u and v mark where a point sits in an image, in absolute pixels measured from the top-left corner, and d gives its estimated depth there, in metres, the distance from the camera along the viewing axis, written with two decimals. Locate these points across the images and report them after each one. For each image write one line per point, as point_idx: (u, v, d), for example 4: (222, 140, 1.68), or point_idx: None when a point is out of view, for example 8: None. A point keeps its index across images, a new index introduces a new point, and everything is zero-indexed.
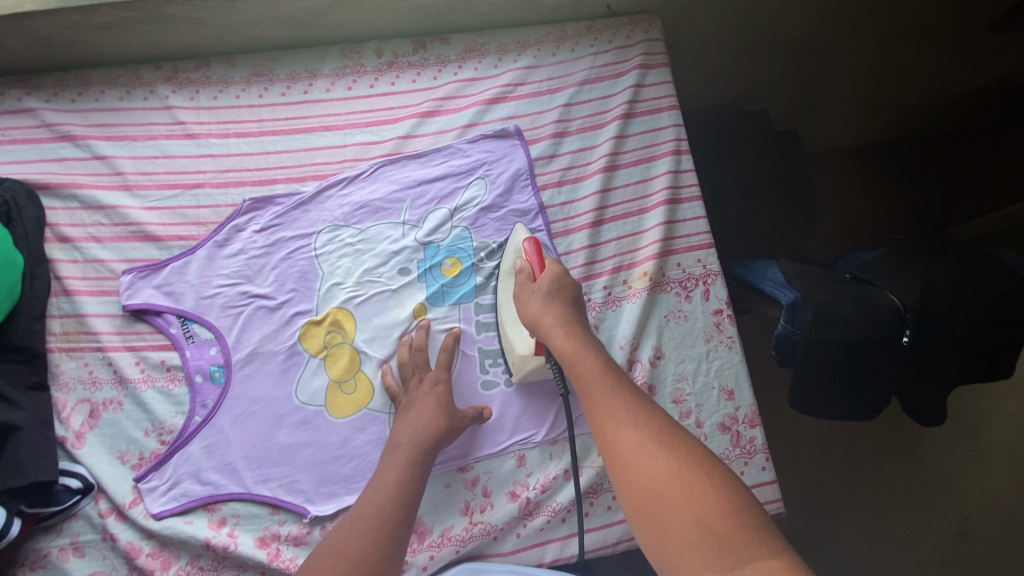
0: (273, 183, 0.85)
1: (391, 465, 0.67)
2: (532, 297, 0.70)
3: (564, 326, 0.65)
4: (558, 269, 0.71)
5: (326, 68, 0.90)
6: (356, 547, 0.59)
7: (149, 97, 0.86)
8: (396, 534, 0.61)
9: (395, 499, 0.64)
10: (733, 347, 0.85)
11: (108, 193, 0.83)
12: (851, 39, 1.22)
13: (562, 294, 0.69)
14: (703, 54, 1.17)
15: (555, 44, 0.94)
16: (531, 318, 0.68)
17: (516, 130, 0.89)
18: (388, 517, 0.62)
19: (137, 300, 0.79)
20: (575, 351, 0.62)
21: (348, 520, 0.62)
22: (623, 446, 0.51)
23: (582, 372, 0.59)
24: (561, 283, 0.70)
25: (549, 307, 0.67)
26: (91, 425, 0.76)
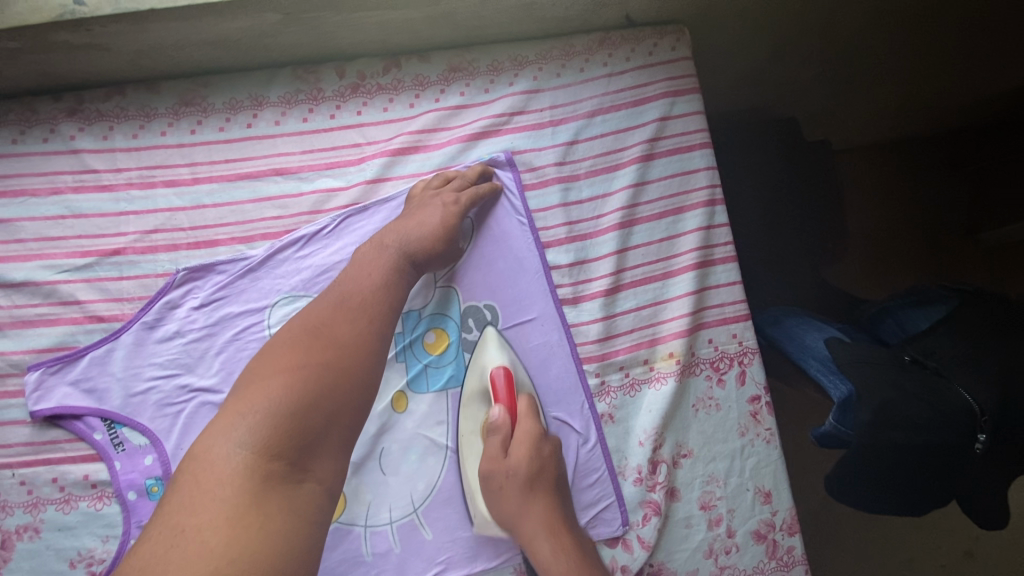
0: (214, 245, 0.69)
1: (352, 277, 0.62)
2: (504, 488, 0.64)
3: (545, 530, 0.62)
4: (533, 442, 0.65)
5: (274, 95, 0.71)
6: (308, 353, 0.54)
7: (49, 138, 0.68)
8: (358, 352, 0.57)
9: (357, 317, 0.59)
10: (772, 442, 0.72)
11: (6, 267, 0.65)
12: (891, 36, 0.96)
13: (542, 482, 0.64)
14: (727, 62, 0.95)
15: (561, 62, 0.76)
16: (505, 515, 0.64)
17: (507, 158, 0.74)
18: (349, 333, 0.57)
19: (50, 405, 0.64)
20: (565, 571, 0.60)
21: (294, 334, 0.57)
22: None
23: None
24: (535, 466, 0.64)
25: (529, 504, 0.63)
26: (4, 559, 0.62)
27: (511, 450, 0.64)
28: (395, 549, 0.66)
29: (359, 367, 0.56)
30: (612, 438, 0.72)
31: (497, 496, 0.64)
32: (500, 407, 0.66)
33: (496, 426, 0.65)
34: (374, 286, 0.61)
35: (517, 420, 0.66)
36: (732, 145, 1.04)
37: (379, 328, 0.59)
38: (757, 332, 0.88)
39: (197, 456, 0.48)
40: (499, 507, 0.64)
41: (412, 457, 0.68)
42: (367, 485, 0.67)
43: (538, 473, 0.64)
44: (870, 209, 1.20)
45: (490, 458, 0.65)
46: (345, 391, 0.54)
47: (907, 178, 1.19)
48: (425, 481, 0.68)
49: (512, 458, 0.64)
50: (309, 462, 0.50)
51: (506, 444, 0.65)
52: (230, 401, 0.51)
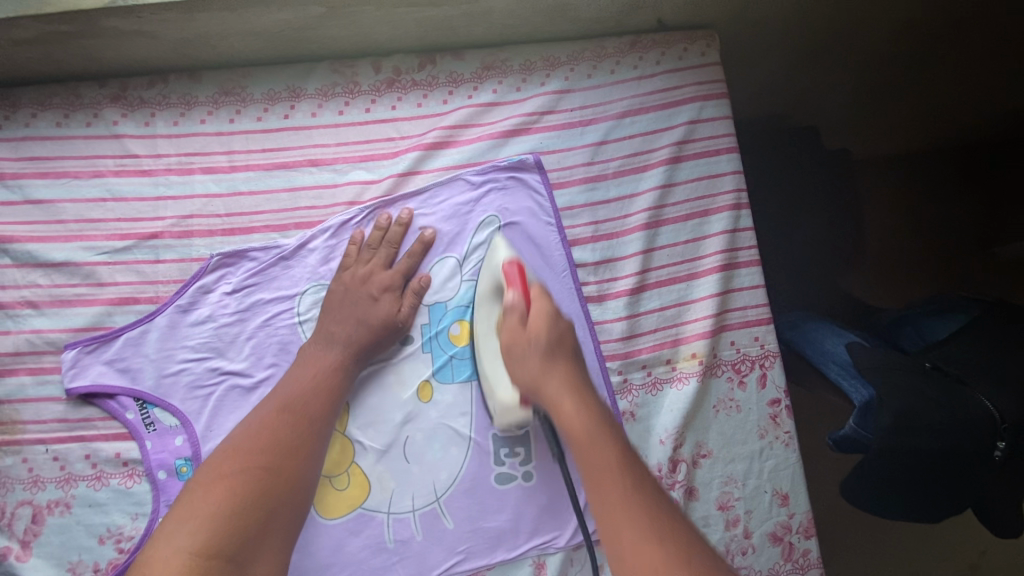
0: (248, 231, 0.70)
1: (298, 368, 0.64)
2: (527, 355, 0.60)
3: (570, 391, 0.58)
4: (550, 318, 0.60)
5: (312, 87, 0.73)
6: (249, 460, 0.57)
7: (93, 123, 0.69)
8: (299, 453, 0.59)
9: (297, 413, 0.61)
10: (791, 446, 0.73)
11: (46, 247, 0.67)
12: (914, 49, 0.97)
13: (562, 350, 0.60)
14: (752, 69, 0.96)
15: (592, 63, 0.77)
16: (528, 380, 0.60)
17: (536, 161, 0.74)
18: (290, 434, 0.59)
19: (84, 382, 0.65)
20: (588, 434, 0.55)
21: (240, 435, 0.60)
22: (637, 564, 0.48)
23: (593, 462, 0.54)
24: (555, 334, 0.60)
25: (552, 363, 0.59)
26: (35, 533, 0.63)
27: (529, 323, 0.60)
28: (417, 536, 0.67)
29: (299, 475, 0.58)
30: (634, 436, 0.72)
31: (518, 360, 0.60)
32: (518, 292, 0.62)
33: (513, 306, 0.61)
34: (315, 377, 0.64)
35: (534, 300, 0.62)
36: (755, 154, 1.06)
37: (316, 426, 0.61)
38: (778, 337, 0.88)
39: (149, 559, 0.50)
40: (518, 377, 0.61)
41: (436, 446, 0.69)
42: (391, 472, 0.68)
43: (559, 338, 0.60)
44: (889, 219, 1.20)
45: (512, 332, 0.61)
46: (282, 491, 0.56)
47: (927, 190, 1.19)
48: (448, 471, 0.69)
49: (531, 327, 0.60)
50: (247, 560, 0.52)
51: (523, 320, 0.61)
52: (178, 511, 0.54)
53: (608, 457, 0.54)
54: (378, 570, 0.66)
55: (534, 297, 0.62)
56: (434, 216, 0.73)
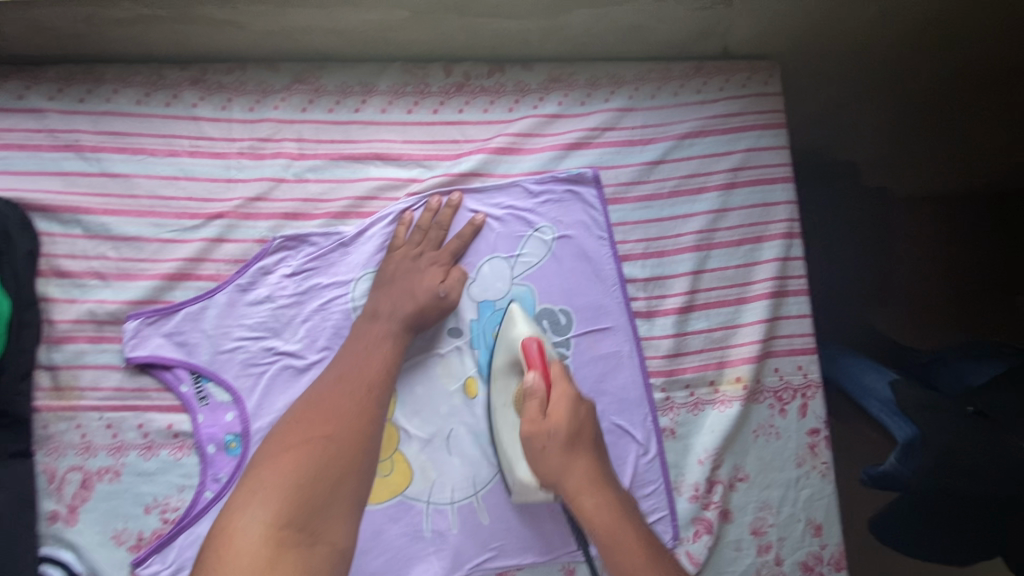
0: (311, 218, 0.71)
1: (359, 352, 0.65)
2: (547, 450, 0.59)
3: (590, 486, 0.59)
4: (572, 403, 0.60)
5: (384, 85, 0.74)
6: (316, 434, 0.57)
7: (171, 103, 0.70)
8: (360, 423, 0.60)
9: (358, 391, 0.62)
10: (828, 476, 0.73)
11: (119, 220, 0.68)
12: (964, 91, 0.97)
13: (583, 442, 0.60)
14: (806, 102, 0.97)
15: (656, 84, 0.78)
16: (549, 472, 0.60)
17: (594, 175, 0.75)
18: (352, 412, 0.60)
19: (144, 352, 0.66)
20: (604, 519, 0.58)
21: (303, 412, 0.60)
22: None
23: (622, 546, 0.56)
24: (575, 424, 0.59)
25: (571, 461, 0.59)
26: (84, 498, 0.65)
27: (551, 411, 0.60)
28: (452, 529, 0.69)
29: (362, 446, 0.59)
30: (672, 453, 0.73)
31: (539, 455, 0.60)
32: (537, 375, 0.61)
33: (531, 391, 0.61)
34: (374, 358, 0.64)
35: (552, 384, 0.62)
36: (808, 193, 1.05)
37: (377, 404, 0.62)
38: (824, 366, 0.87)
39: (221, 530, 0.50)
40: (539, 468, 0.61)
41: (477, 442, 0.70)
42: (434, 463, 0.70)
43: (579, 431, 0.60)
44: (946, 267, 1.13)
45: (531, 424, 0.60)
46: (346, 464, 0.57)
47: (986, 238, 1.13)
48: (488, 467, 0.70)
49: (552, 417, 0.59)
50: (319, 527, 0.53)
51: (544, 409, 0.60)
52: (252, 479, 0.54)
53: (632, 545, 0.56)
54: (412, 559, 0.68)
55: (555, 380, 0.62)
56: (491, 219, 0.74)
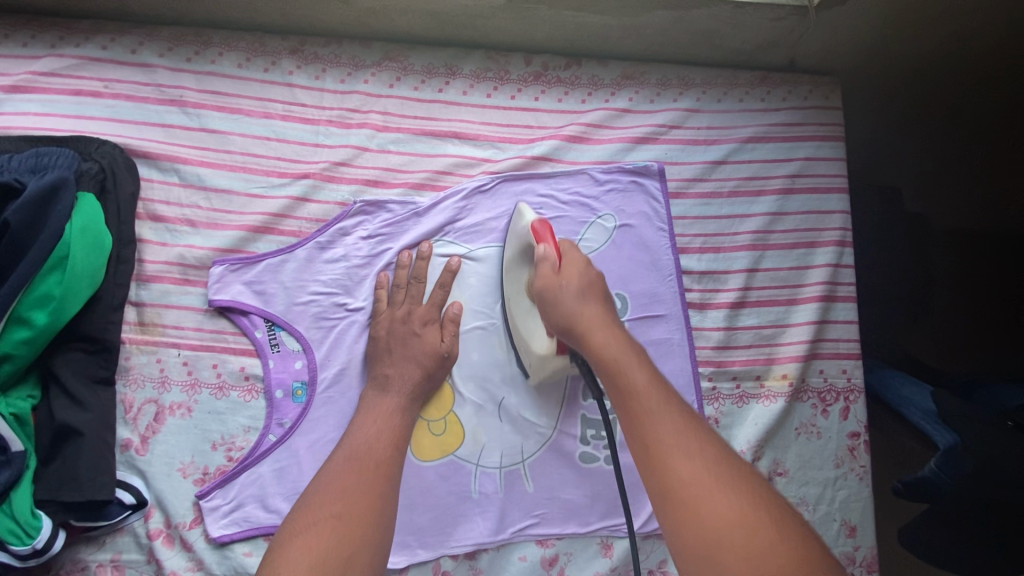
0: (390, 187, 0.76)
1: (373, 428, 0.62)
2: (562, 289, 0.59)
3: (603, 324, 0.57)
4: (584, 265, 0.61)
5: (467, 69, 0.79)
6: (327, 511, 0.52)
7: (270, 70, 0.75)
8: (371, 495, 0.55)
9: (369, 464, 0.57)
10: (864, 479, 0.76)
11: (213, 173, 0.73)
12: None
13: (593, 292, 0.59)
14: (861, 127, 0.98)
15: (722, 89, 0.82)
16: (561, 318, 0.58)
17: (659, 169, 0.78)
18: (364, 486, 0.55)
19: (226, 296, 0.70)
20: (619, 356, 0.54)
21: (314, 496, 0.54)
22: (692, 475, 0.45)
23: (631, 385, 0.52)
24: (586, 278, 0.60)
25: (583, 303, 0.58)
26: (155, 430, 0.68)
27: (563, 270, 0.60)
28: (499, 493, 0.72)
29: (375, 514, 0.53)
30: None
31: (551, 300, 0.59)
32: (548, 245, 0.62)
33: (542, 259, 0.61)
34: (382, 432, 0.61)
35: (563, 253, 0.63)
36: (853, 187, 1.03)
37: (388, 473, 0.57)
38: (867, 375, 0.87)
39: None
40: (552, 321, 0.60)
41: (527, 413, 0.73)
42: (484, 427, 0.73)
43: (591, 284, 0.60)
44: None
45: (545, 279, 0.60)
46: (361, 538, 0.51)
47: None
48: (536, 435, 0.73)
49: (566, 273, 0.60)
50: None
51: (557, 269, 0.61)
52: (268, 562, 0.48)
53: (642, 388, 0.51)
54: (458, 518, 0.71)
55: (565, 252, 0.62)
56: (557, 203, 0.78)
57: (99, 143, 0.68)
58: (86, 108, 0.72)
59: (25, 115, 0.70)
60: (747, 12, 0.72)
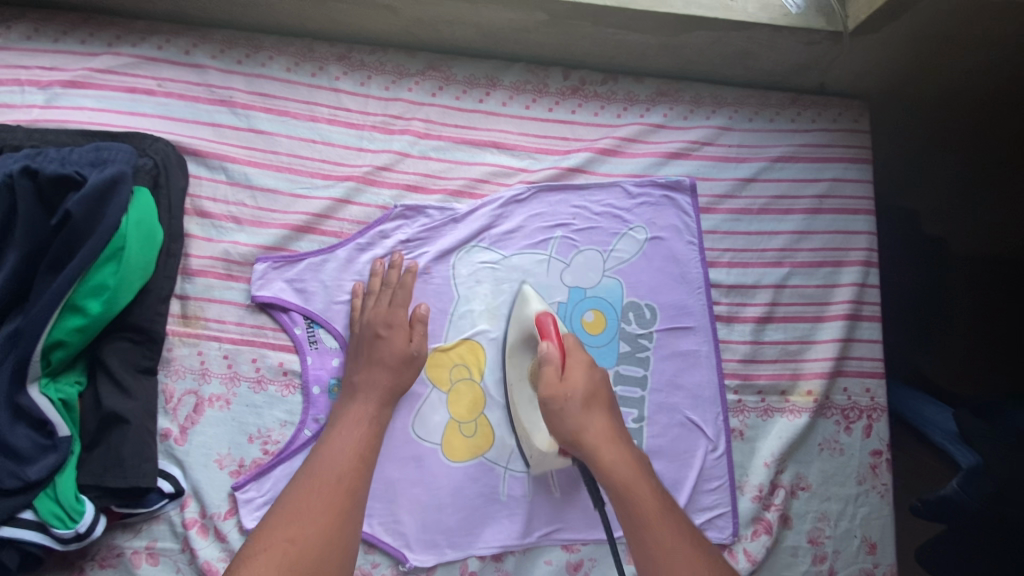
0: (429, 192, 0.78)
1: (345, 443, 0.62)
2: (559, 408, 0.61)
3: (607, 440, 0.60)
4: (587, 368, 0.64)
5: (507, 80, 0.81)
6: (285, 532, 0.54)
7: (318, 75, 0.78)
8: (330, 515, 0.56)
9: (329, 485, 0.58)
10: (885, 497, 0.77)
11: (259, 172, 0.75)
12: None
13: (597, 400, 0.62)
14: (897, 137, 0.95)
15: (754, 109, 0.84)
16: (568, 428, 0.61)
17: (691, 184, 0.80)
18: (326, 506, 0.56)
19: (267, 292, 0.72)
20: (609, 458, 0.59)
21: (278, 518, 0.55)
22: (677, 559, 0.53)
23: (639, 512, 0.56)
24: (589, 387, 0.62)
25: (587, 417, 0.61)
26: (194, 421, 0.69)
27: (566, 374, 0.62)
28: (527, 496, 0.73)
29: (330, 535, 0.54)
30: (739, 453, 0.77)
31: (551, 381, 0.62)
32: (551, 342, 0.65)
33: (547, 358, 0.63)
34: (347, 441, 0.62)
35: (567, 352, 0.65)
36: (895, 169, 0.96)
37: (352, 493, 0.58)
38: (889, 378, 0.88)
39: None
40: (557, 429, 0.62)
41: None
42: (514, 431, 0.74)
43: (593, 390, 0.62)
44: None
45: (549, 388, 0.62)
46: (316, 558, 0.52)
47: None
48: None
49: (568, 379, 0.62)
50: None
51: (560, 372, 0.63)
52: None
53: (648, 503, 0.56)
54: (485, 519, 0.72)
55: (569, 349, 0.65)
56: (591, 214, 0.79)
57: (152, 140, 0.70)
58: (139, 105, 0.74)
59: (81, 110, 0.73)
60: (784, 36, 0.73)
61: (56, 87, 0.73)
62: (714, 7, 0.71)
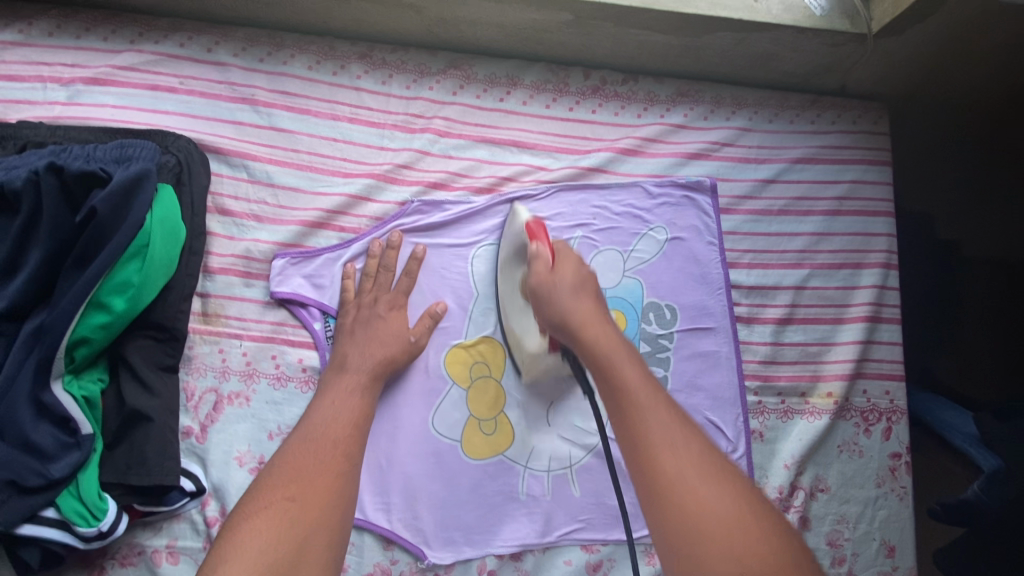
0: (449, 190, 0.78)
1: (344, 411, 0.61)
2: (553, 287, 0.58)
3: (600, 326, 0.56)
4: (579, 265, 0.60)
5: (528, 80, 0.81)
6: (283, 492, 0.52)
7: (339, 73, 0.78)
8: (331, 473, 0.55)
9: (327, 444, 0.57)
10: (905, 500, 0.77)
11: (280, 170, 0.75)
12: None
13: (587, 296, 0.58)
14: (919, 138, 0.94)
15: (774, 110, 0.84)
16: (556, 317, 0.57)
17: (711, 185, 0.80)
18: (325, 466, 0.55)
19: (286, 289, 0.72)
20: (602, 356, 0.53)
21: (271, 480, 0.54)
22: (674, 467, 0.46)
23: (635, 411, 0.49)
24: (578, 276, 0.59)
25: (577, 300, 0.57)
26: (214, 419, 0.69)
27: (557, 267, 0.60)
28: (546, 495, 0.73)
29: (331, 491, 0.53)
30: (759, 454, 0.77)
31: (540, 279, 0.60)
32: (542, 244, 0.62)
33: (536, 256, 0.61)
34: (352, 403, 0.62)
35: (558, 254, 0.62)
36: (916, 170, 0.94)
37: (352, 455, 0.58)
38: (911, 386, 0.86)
39: None
40: (547, 315, 0.59)
41: (576, 417, 0.75)
42: (533, 429, 0.74)
43: (585, 279, 0.59)
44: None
45: (539, 277, 0.60)
46: (318, 515, 0.51)
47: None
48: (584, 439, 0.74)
49: (557, 271, 0.60)
50: None
51: (551, 265, 0.60)
52: (215, 555, 0.47)
53: (639, 387, 0.51)
54: (505, 518, 0.72)
55: (558, 251, 0.62)
56: (611, 214, 0.79)
57: (175, 137, 0.70)
58: (160, 102, 0.74)
59: (103, 107, 0.72)
60: (808, 37, 0.73)
61: (79, 84, 0.73)
62: (738, 8, 0.71)
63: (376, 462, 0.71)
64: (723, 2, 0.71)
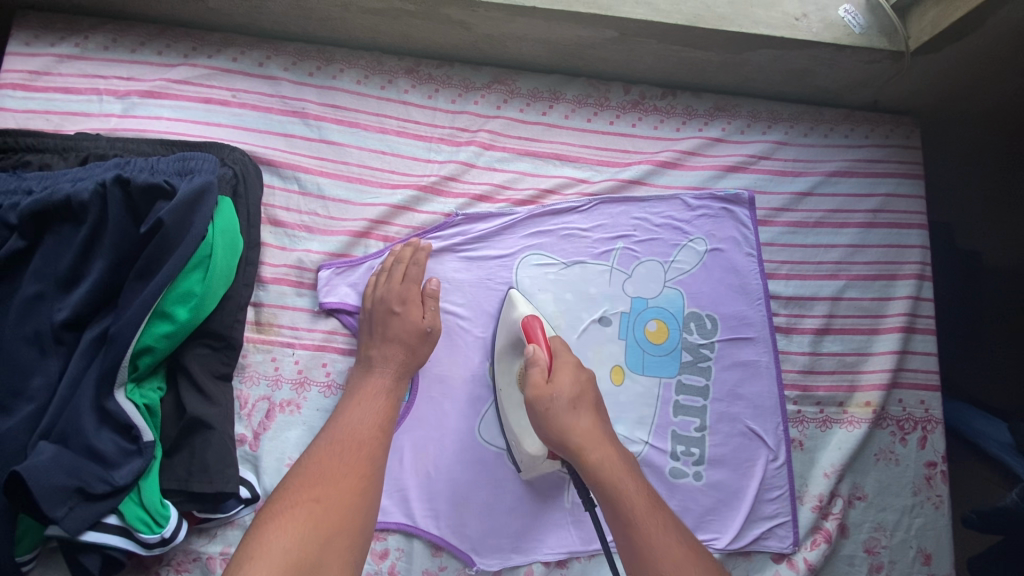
0: (494, 202, 0.79)
1: (367, 414, 0.62)
2: (550, 410, 0.60)
3: (599, 443, 0.59)
4: (575, 365, 0.64)
5: (569, 94, 0.83)
6: (308, 493, 0.54)
7: (387, 88, 0.79)
8: (356, 476, 0.56)
9: (350, 446, 0.59)
10: (941, 508, 0.78)
11: (331, 183, 0.76)
12: None
13: (584, 402, 0.61)
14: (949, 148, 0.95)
15: (809, 124, 0.86)
16: (554, 434, 0.60)
17: (750, 197, 0.81)
18: (348, 468, 0.56)
19: (334, 299, 0.73)
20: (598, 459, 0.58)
21: (296, 481, 0.55)
22: (664, 559, 0.52)
23: (628, 514, 0.56)
24: (576, 386, 0.61)
25: (575, 416, 0.60)
26: (266, 427, 0.70)
27: (554, 376, 0.62)
28: None
29: (353, 497, 0.55)
30: (798, 463, 0.78)
31: (538, 406, 0.60)
32: (538, 346, 0.64)
33: (534, 360, 0.63)
34: (376, 403, 0.63)
35: (553, 354, 0.64)
36: (945, 183, 0.96)
37: (377, 457, 0.59)
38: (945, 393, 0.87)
39: None
40: (545, 429, 0.60)
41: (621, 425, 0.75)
42: None
43: (580, 392, 0.61)
44: None
45: (535, 386, 0.61)
46: (340, 519, 0.53)
47: None
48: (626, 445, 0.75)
49: (556, 382, 0.61)
50: None
51: (547, 375, 0.62)
52: (242, 550, 0.48)
53: (636, 498, 0.56)
54: (550, 525, 0.73)
55: (555, 350, 0.64)
56: (651, 226, 0.81)
57: (229, 150, 0.72)
58: (213, 115, 0.75)
59: (158, 119, 0.74)
60: (847, 55, 0.75)
61: (133, 97, 0.75)
62: (780, 27, 0.73)
63: (424, 468, 0.72)
64: (765, 21, 0.73)
